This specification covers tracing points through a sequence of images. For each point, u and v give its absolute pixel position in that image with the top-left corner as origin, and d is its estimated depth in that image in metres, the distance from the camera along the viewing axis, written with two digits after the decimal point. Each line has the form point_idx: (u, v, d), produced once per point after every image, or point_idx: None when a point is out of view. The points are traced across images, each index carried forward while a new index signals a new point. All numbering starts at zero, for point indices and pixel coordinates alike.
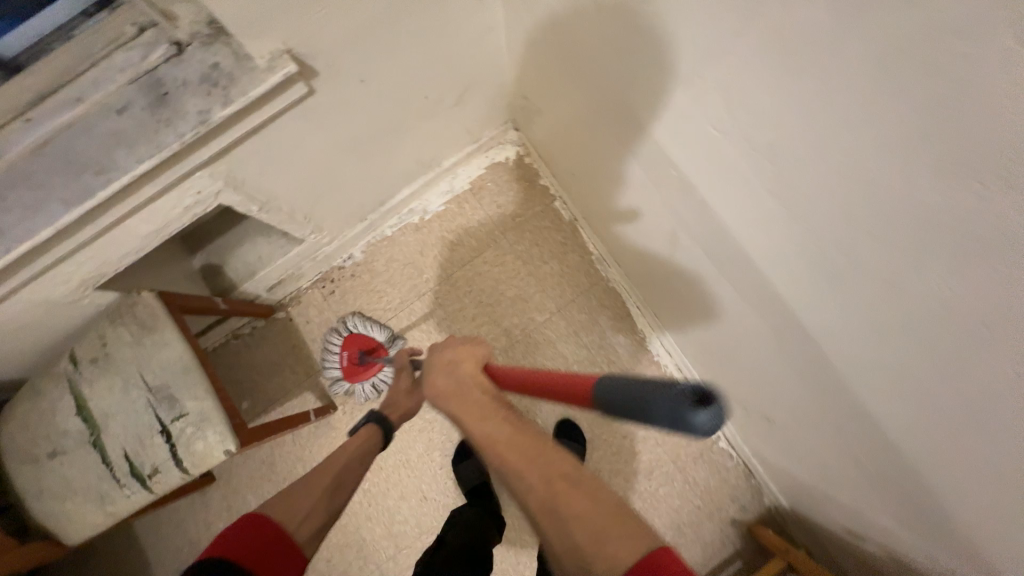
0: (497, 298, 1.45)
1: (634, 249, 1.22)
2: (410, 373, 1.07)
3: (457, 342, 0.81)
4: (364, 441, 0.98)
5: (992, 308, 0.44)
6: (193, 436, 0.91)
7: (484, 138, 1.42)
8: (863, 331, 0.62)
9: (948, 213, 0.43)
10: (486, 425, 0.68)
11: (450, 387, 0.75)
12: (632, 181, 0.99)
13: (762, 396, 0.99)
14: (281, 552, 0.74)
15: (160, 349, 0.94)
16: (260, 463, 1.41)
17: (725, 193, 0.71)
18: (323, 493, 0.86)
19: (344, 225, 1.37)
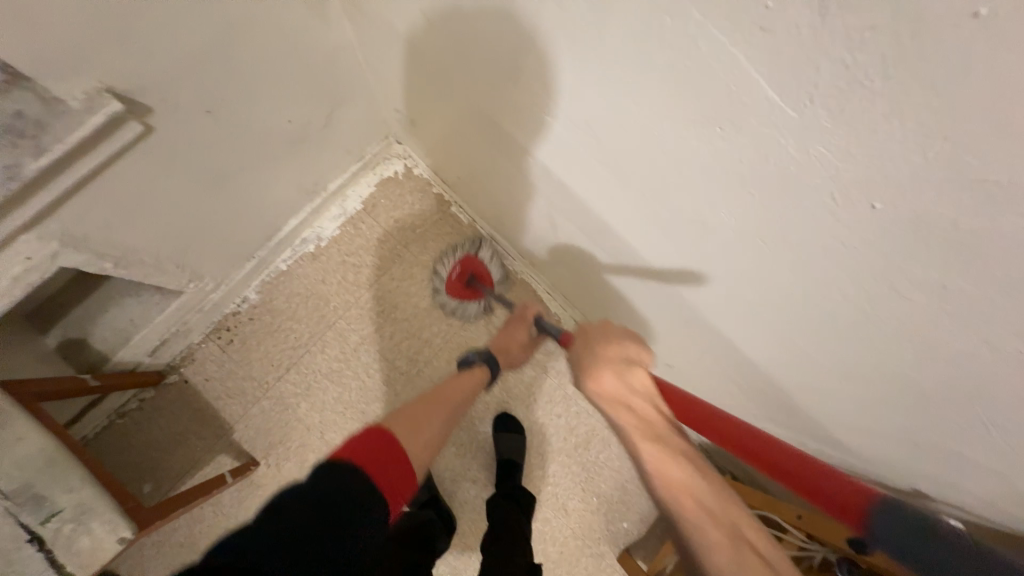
0: (412, 311, 1.44)
1: (530, 240, 1.28)
2: (525, 329, 1.23)
3: (609, 338, 0.82)
4: (475, 381, 1.10)
5: (775, 234, 0.54)
6: (74, 533, 0.80)
7: (367, 155, 1.41)
8: (705, 279, 0.72)
9: (723, 164, 0.52)
10: (651, 445, 0.66)
11: (616, 395, 0.74)
12: (510, 176, 1.05)
13: (660, 347, 1.10)
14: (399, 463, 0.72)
15: (11, 448, 0.80)
16: (179, 547, 1.26)
17: (580, 179, 0.78)
18: (441, 419, 0.95)
19: (230, 267, 1.27)
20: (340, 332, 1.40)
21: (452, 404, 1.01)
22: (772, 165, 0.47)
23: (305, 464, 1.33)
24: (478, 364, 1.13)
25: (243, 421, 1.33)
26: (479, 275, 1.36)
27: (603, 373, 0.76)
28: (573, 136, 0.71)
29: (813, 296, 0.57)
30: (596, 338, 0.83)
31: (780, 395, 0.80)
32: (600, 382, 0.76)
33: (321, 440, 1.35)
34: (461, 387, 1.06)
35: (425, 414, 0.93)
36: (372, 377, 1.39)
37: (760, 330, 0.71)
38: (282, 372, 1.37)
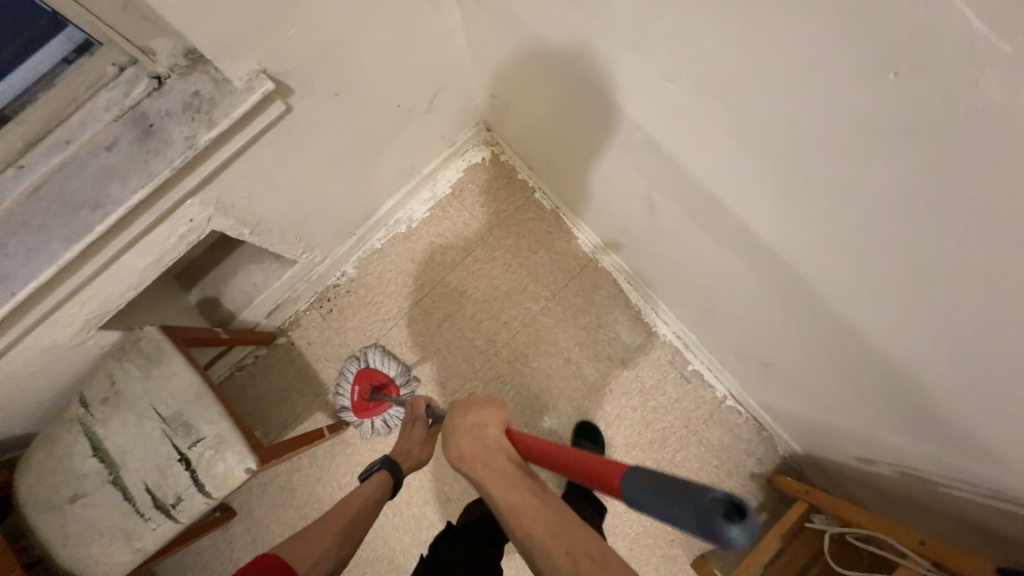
0: (493, 293, 1.48)
1: (618, 226, 1.26)
2: (422, 425, 1.10)
3: (480, 405, 0.80)
4: (373, 490, 1.00)
5: (928, 207, 0.48)
6: (213, 459, 0.92)
7: (459, 141, 1.48)
8: (830, 260, 0.66)
9: (867, 128, 0.47)
10: (503, 493, 0.68)
11: (467, 456, 0.74)
12: (604, 158, 1.04)
13: (759, 342, 1.03)
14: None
15: (170, 379, 0.96)
16: (280, 490, 1.41)
17: (690, 153, 0.76)
18: (327, 539, 0.87)
19: (335, 242, 1.40)
20: (425, 309, 1.48)
21: (351, 517, 0.92)
22: (929, 128, 0.42)
23: (388, 429, 1.43)
24: (377, 471, 1.04)
25: (338, 384, 1.46)
26: (380, 388, 1.41)
27: (459, 442, 0.76)
28: (687, 107, 0.68)
29: (972, 281, 0.50)
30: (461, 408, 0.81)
31: (913, 397, 0.72)
32: (456, 450, 0.75)
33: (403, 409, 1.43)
34: (364, 492, 0.99)
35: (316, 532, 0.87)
36: (452, 354, 1.45)
37: (883, 303, 0.63)
38: (372, 342, 1.47)
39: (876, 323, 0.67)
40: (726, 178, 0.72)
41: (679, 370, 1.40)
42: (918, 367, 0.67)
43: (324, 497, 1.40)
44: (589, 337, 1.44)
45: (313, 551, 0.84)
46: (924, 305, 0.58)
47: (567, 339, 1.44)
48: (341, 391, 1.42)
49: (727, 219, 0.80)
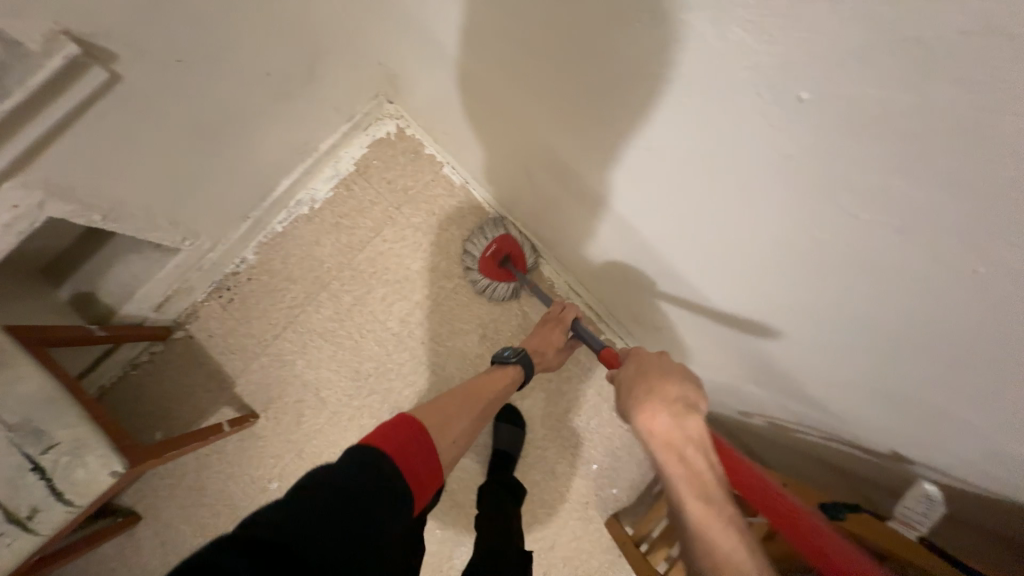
0: (405, 274, 1.44)
1: (525, 198, 1.24)
2: (564, 331, 1.15)
3: (663, 372, 0.83)
4: (507, 385, 1.05)
5: (761, 150, 0.47)
6: (71, 465, 0.86)
7: (358, 114, 1.40)
8: (698, 218, 0.65)
9: (701, 65, 0.45)
10: (692, 496, 0.68)
11: (669, 438, 0.74)
12: (502, 123, 1.00)
13: (649, 307, 1.05)
14: (429, 464, 0.71)
15: (14, 384, 0.87)
16: (188, 490, 1.35)
17: (569, 111, 0.72)
18: (469, 418, 0.91)
19: (225, 227, 1.30)
20: (333, 293, 1.43)
21: (483, 408, 0.95)
22: (749, 53, 0.40)
23: (301, 418, 1.39)
24: (513, 364, 1.08)
25: (244, 376, 1.39)
26: (515, 258, 1.34)
27: (649, 408, 0.78)
28: (558, 56, 0.64)
29: (805, 229, 0.49)
30: (651, 368, 0.85)
31: (766, 354, 0.75)
32: (648, 416, 0.77)
33: (316, 397, 1.39)
34: (493, 385, 1.02)
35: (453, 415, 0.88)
36: (365, 338, 1.41)
37: (707, 236, 0.67)
38: (279, 331, 1.41)
39: (703, 257, 0.71)
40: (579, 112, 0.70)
41: None
42: (770, 325, 0.69)
43: (237, 492, 1.36)
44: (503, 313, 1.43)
45: (455, 428, 0.87)
46: (769, 260, 0.58)
47: (481, 316, 1.43)
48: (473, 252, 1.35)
49: (617, 182, 0.77)
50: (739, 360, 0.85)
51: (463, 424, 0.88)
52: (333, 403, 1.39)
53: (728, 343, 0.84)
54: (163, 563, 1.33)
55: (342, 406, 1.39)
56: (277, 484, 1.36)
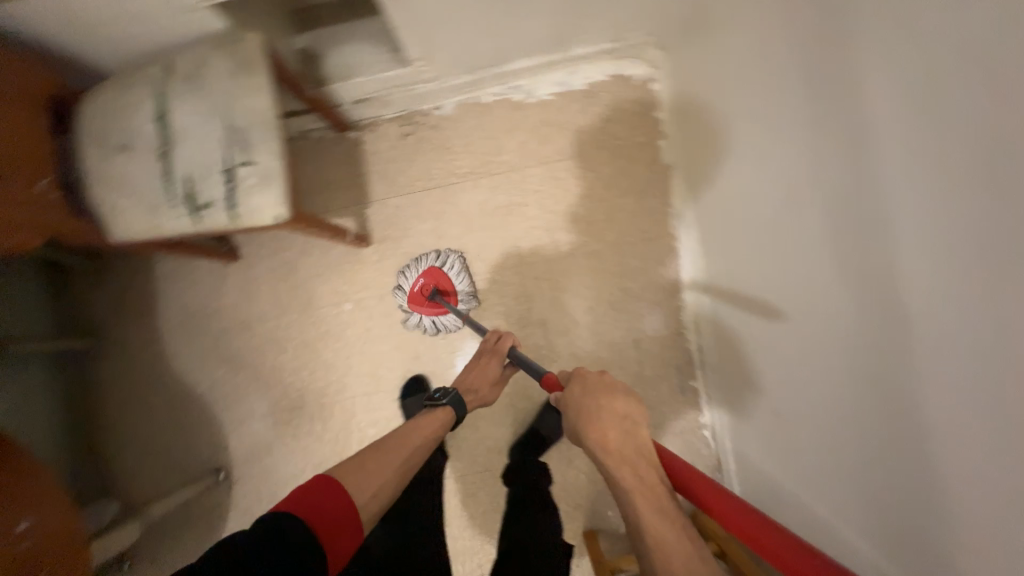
0: (561, 210, 1.40)
1: (728, 217, 1.14)
2: (496, 363, 1.22)
3: (608, 390, 0.97)
4: (439, 425, 1.14)
5: None
6: (253, 188, 0.92)
7: (625, 42, 1.32)
8: (985, 364, 0.54)
9: None
10: (649, 510, 0.80)
11: (617, 445, 0.89)
12: (778, 136, 0.90)
13: (796, 393, 0.96)
14: (343, 517, 0.89)
15: (249, 95, 0.93)
16: (282, 262, 1.45)
17: (906, 169, 0.61)
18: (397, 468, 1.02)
19: (452, 71, 1.31)
20: (493, 185, 1.42)
21: (416, 445, 1.07)
22: None
23: (401, 269, 1.43)
24: (442, 406, 1.16)
25: (379, 204, 1.44)
26: (443, 291, 1.36)
27: (603, 426, 0.92)
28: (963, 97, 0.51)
29: None
30: (597, 392, 0.97)
31: (948, 529, 0.63)
32: (600, 434, 0.91)
33: (423, 260, 1.42)
34: (425, 431, 1.11)
35: (383, 462, 1.01)
36: (492, 241, 1.41)
37: (1018, 312, 0.49)
38: (429, 187, 1.43)
39: (950, 339, 0.58)
40: (868, 119, 0.66)
41: (682, 379, 1.36)
42: (986, 518, 0.56)
43: (317, 291, 1.45)
44: (622, 302, 1.38)
45: (375, 478, 0.98)
46: None
47: (600, 290, 1.39)
48: (402, 286, 1.38)
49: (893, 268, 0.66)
50: (893, 512, 0.74)
51: (384, 476, 0.98)
52: (433, 275, 1.42)
53: (898, 490, 0.72)
54: (233, 304, 1.46)
55: None
56: (351, 306, 1.44)
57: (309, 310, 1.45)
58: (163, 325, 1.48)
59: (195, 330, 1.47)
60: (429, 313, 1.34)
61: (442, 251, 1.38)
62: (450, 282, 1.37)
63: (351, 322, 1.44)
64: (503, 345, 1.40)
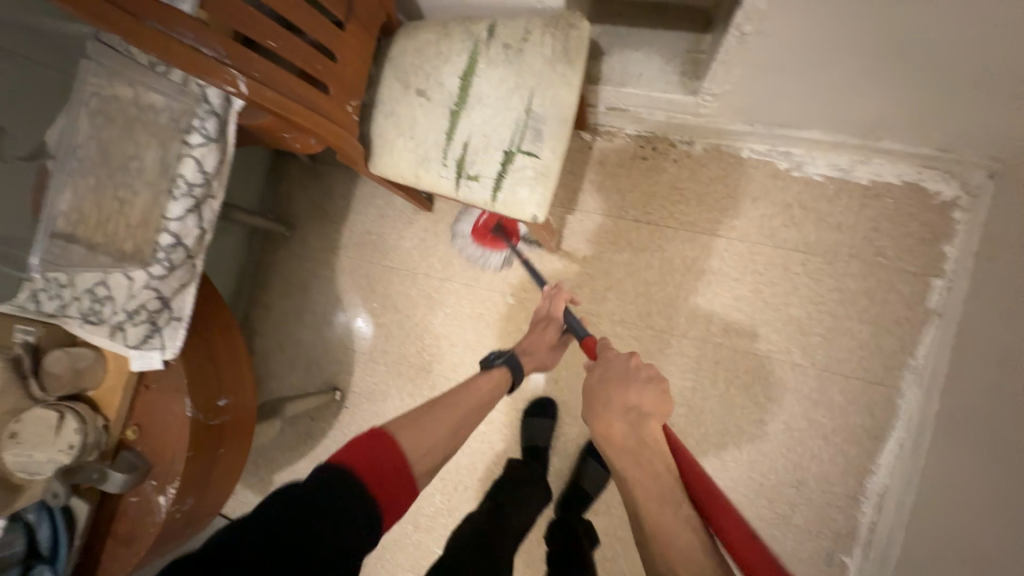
0: (775, 303, 1.23)
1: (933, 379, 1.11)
2: (556, 328, 1.12)
3: (624, 378, 0.88)
4: (494, 387, 1.02)
5: None
6: (524, 180, 0.87)
7: (952, 155, 1.09)
8: None
9: None
10: (646, 481, 0.77)
11: (621, 434, 0.83)
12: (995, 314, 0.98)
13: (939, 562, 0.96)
14: (404, 483, 0.79)
15: (561, 85, 0.87)
16: (468, 231, 1.44)
17: None
18: (451, 422, 0.91)
19: (732, 115, 1.17)
20: (711, 247, 1.28)
21: (468, 406, 0.96)
22: None
23: (576, 287, 1.35)
24: (499, 366, 1.07)
25: (584, 215, 1.36)
26: (508, 229, 1.35)
27: (610, 410, 0.86)
28: None
29: None
30: (619, 378, 0.89)
31: None
32: (608, 422, 0.85)
33: (602, 289, 1.34)
34: (477, 389, 1.01)
35: (432, 423, 0.89)
36: (684, 303, 1.28)
37: None
38: (641, 219, 1.32)
39: None
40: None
41: (831, 546, 1.17)
42: None
43: (487, 272, 1.42)
44: (799, 431, 1.20)
45: (429, 439, 0.86)
46: None
47: (780, 406, 1.21)
48: (466, 216, 1.36)
49: None
50: None
51: (439, 434, 0.88)
52: (606, 308, 1.33)
53: None
54: (408, 249, 1.49)
55: (608, 318, 1.33)
56: (513, 300, 1.40)
57: (474, 285, 1.43)
58: (342, 240, 1.55)
59: (367, 257, 1.53)
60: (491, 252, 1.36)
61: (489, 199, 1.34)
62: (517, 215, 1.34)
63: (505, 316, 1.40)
64: None
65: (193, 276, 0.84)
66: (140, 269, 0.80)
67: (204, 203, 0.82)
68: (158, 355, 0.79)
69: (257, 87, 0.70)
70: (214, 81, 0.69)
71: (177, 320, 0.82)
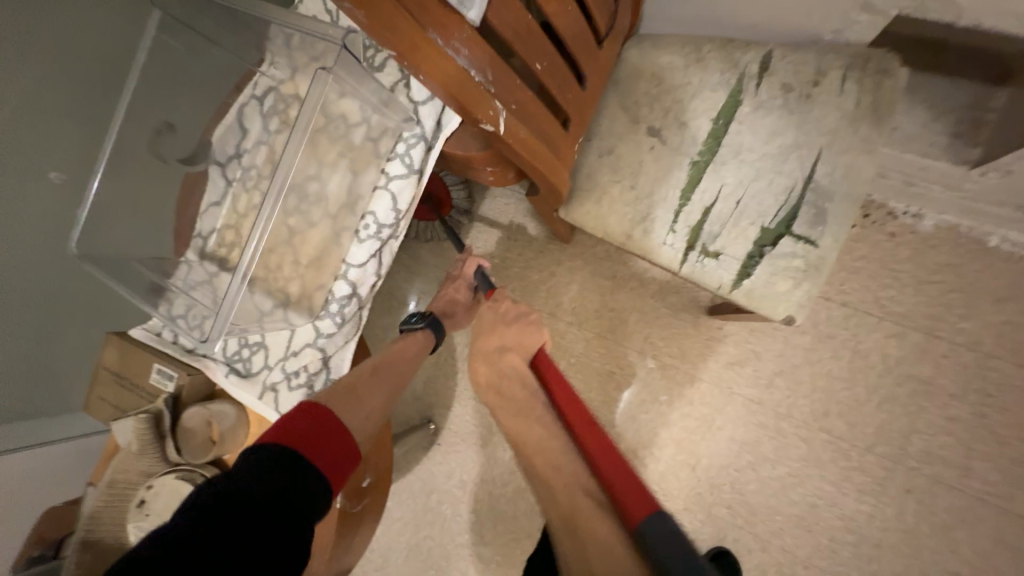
0: (1003, 436, 0.98)
1: None
2: (467, 290, 0.91)
3: (509, 332, 0.74)
4: (419, 348, 0.79)
5: None
6: (785, 270, 0.67)
7: None
8: None
9: None
10: (534, 456, 0.57)
11: (492, 385, 0.69)
12: None
13: None
14: (340, 431, 0.57)
15: (859, 153, 0.65)
16: (609, 273, 1.23)
17: None
18: (386, 390, 0.67)
19: (1006, 197, 0.91)
20: (924, 349, 1.03)
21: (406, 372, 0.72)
22: None
23: (736, 365, 1.14)
24: (421, 327, 0.83)
25: None
26: (437, 198, 1.23)
27: (484, 366, 0.72)
28: None
29: None
30: (490, 324, 0.76)
31: None
32: (480, 375, 0.72)
33: (769, 372, 1.12)
34: (409, 350, 0.77)
35: (369, 385, 0.67)
36: (876, 410, 1.05)
37: None
38: (834, 298, 1.09)
39: None
40: None
41: None
42: None
43: (627, 324, 1.21)
44: None
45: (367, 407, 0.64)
46: None
47: (989, 563, 0.98)
48: None
49: None
50: None
51: (382, 399, 0.66)
52: (770, 396, 1.11)
53: None
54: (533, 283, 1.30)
55: (771, 408, 1.11)
56: (652, 364, 1.19)
57: (608, 337, 1.22)
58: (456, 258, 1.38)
59: None
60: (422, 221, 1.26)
61: None
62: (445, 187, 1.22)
63: (642, 382, 1.19)
64: (807, 531, 1.07)
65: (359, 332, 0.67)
66: (306, 319, 0.65)
67: (385, 247, 0.64)
68: None
69: (516, 126, 0.52)
70: (470, 116, 0.48)
71: None
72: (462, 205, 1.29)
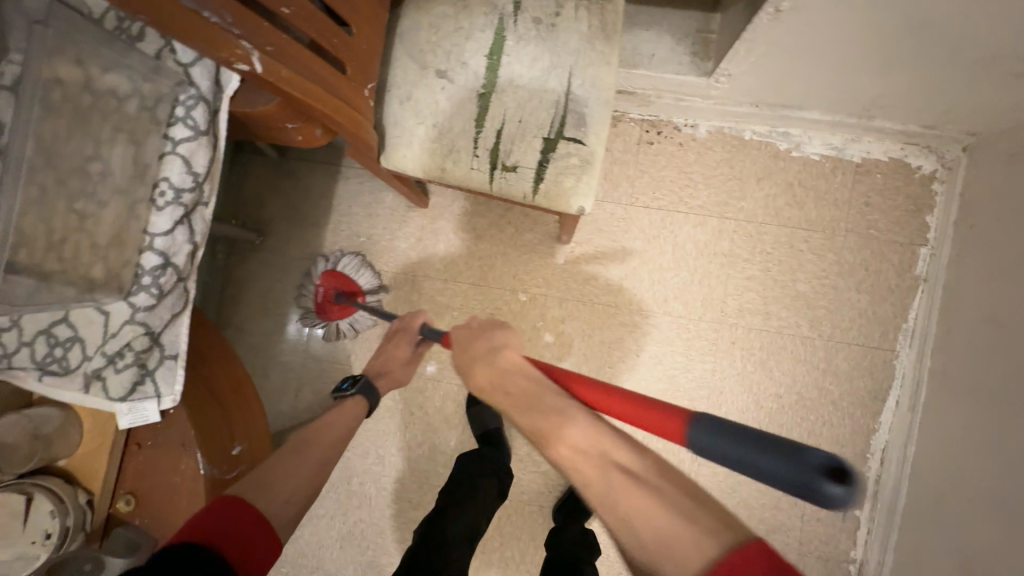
0: (783, 281, 1.27)
1: (925, 339, 1.21)
2: (405, 344, 1.00)
3: (489, 344, 0.77)
4: (352, 417, 0.95)
5: None
6: (567, 169, 0.80)
7: (933, 132, 1.16)
8: None
9: None
10: (570, 464, 0.64)
11: (488, 382, 0.75)
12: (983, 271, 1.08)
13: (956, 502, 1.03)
14: (264, 536, 0.70)
15: (600, 65, 0.81)
16: (471, 228, 1.33)
17: None
18: (308, 467, 0.83)
19: (740, 97, 1.17)
20: (721, 230, 1.28)
21: (326, 447, 0.88)
22: None
23: (591, 279, 1.30)
24: (351, 394, 0.98)
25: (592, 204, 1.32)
26: (349, 291, 1.27)
27: (473, 370, 0.77)
28: None
29: None
30: (471, 340, 0.79)
31: None
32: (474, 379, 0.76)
33: (617, 279, 1.30)
34: (333, 424, 0.92)
35: (285, 466, 0.81)
36: (699, 287, 1.28)
37: None
38: (651, 205, 1.30)
39: None
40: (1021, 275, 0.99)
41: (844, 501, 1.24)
42: None
43: (496, 269, 1.32)
44: (811, 401, 1.25)
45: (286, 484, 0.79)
46: None
47: (795, 379, 1.26)
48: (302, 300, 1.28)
49: None
50: None
51: (300, 475, 0.81)
52: (622, 298, 1.30)
53: None
54: (405, 253, 1.35)
55: (625, 307, 1.30)
56: (524, 298, 1.31)
57: (482, 285, 1.32)
58: (324, 245, 1.37)
59: None
60: (340, 319, 1.25)
61: (329, 253, 1.31)
62: (353, 279, 1.28)
63: (520, 316, 1.31)
64: (672, 399, 1.28)
65: (184, 304, 0.81)
66: (121, 299, 0.76)
67: (193, 212, 0.79)
68: (152, 406, 0.77)
69: (274, 65, 0.58)
70: (223, 56, 0.57)
71: (171, 359, 0.79)
72: (377, 288, 1.31)
